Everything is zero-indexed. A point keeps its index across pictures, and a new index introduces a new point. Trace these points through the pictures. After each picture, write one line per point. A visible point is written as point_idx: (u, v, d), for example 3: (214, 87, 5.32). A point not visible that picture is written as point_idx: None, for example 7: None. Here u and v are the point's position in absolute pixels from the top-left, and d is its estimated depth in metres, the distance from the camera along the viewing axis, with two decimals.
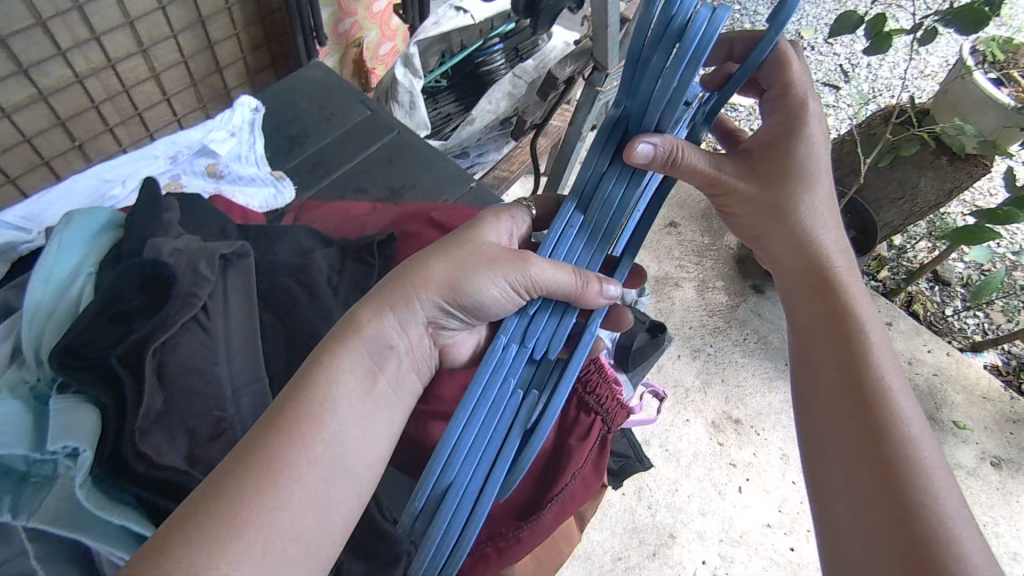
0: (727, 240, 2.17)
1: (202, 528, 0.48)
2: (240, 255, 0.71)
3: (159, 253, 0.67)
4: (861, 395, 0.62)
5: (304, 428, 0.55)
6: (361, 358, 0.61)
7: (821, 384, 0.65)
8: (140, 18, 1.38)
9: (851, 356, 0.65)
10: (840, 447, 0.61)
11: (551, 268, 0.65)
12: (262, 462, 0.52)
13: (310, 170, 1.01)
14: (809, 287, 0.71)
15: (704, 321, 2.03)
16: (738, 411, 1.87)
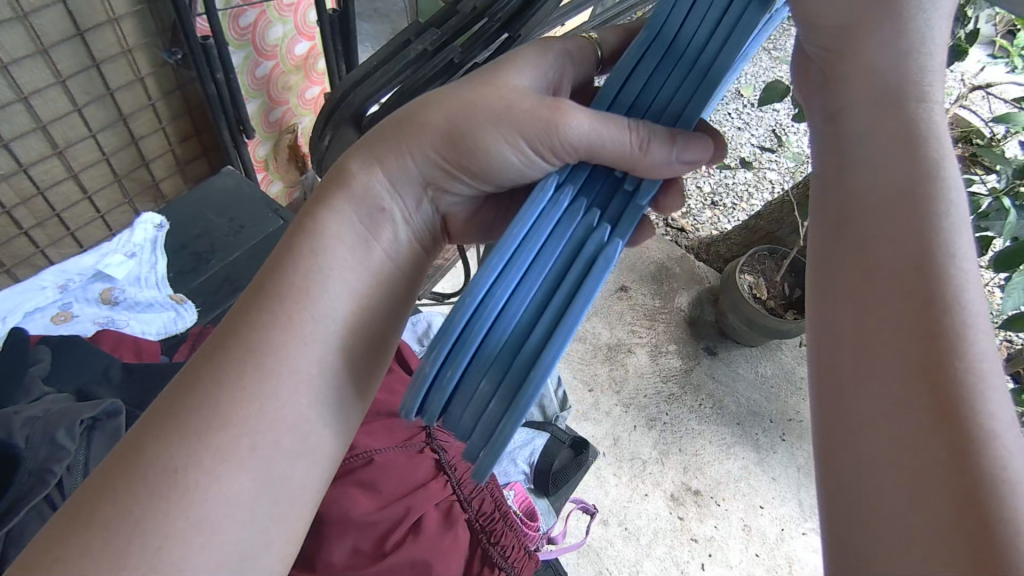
0: (678, 301, 2.15)
1: (182, 424, 0.48)
2: (111, 413, 0.66)
3: (10, 424, 0.61)
4: (936, 333, 0.40)
5: (289, 305, 0.52)
6: (349, 222, 0.55)
7: (889, 290, 0.42)
8: (53, 122, 1.34)
9: (920, 270, 0.41)
10: (896, 413, 0.39)
11: (589, 116, 0.47)
12: (247, 346, 0.50)
13: (215, 288, 0.98)
14: (864, 163, 0.46)
15: (659, 388, 1.97)
16: (697, 481, 1.81)
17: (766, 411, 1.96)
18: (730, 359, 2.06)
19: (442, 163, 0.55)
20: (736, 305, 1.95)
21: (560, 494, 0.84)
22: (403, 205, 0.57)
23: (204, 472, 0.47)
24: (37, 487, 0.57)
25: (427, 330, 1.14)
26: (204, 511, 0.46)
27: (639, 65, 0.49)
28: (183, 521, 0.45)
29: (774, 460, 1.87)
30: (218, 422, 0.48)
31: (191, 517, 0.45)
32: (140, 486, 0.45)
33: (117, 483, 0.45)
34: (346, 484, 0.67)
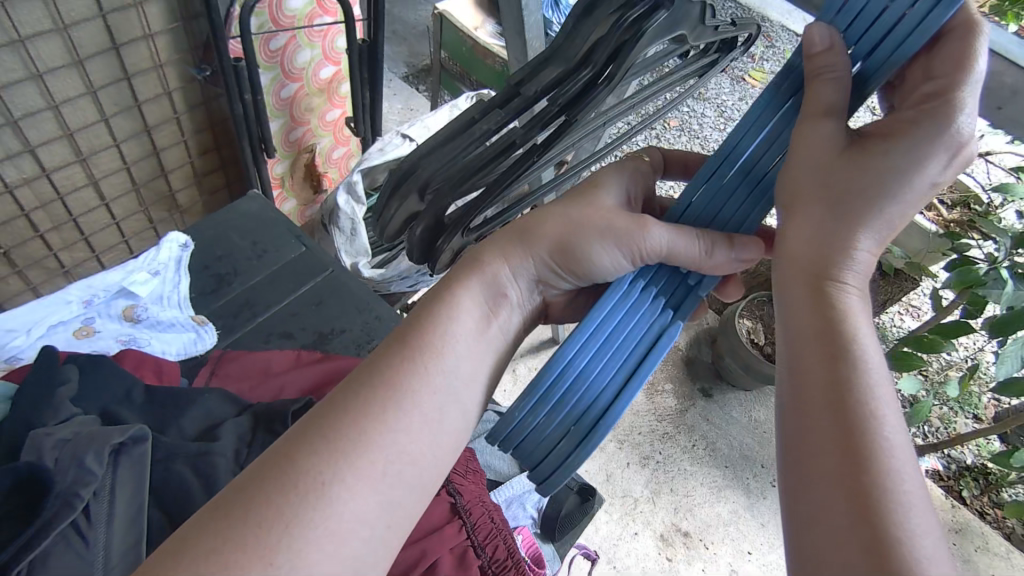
0: (676, 340, 2.18)
1: (331, 440, 0.49)
2: (137, 439, 0.67)
3: (41, 451, 0.62)
4: (861, 444, 0.45)
5: (424, 355, 0.54)
6: (476, 297, 0.58)
7: (812, 419, 0.47)
8: (80, 130, 1.36)
9: (846, 387, 0.46)
10: (830, 518, 0.44)
11: (668, 229, 0.54)
12: (391, 382, 0.52)
13: (235, 312, 0.99)
14: (799, 283, 0.51)
15: (653, 426, 1.99)
16: (687, 522, 1.82)
17: (757, 455, 1.98)
18: (724, 402, 2.08)
19: (548, 263, 0.60)
20: (734, 349, 1.98)
21: (564, 539, 0.85)
22: (520, 295, 0.61)
23: (345, 487, 0.47)
24: (67, 510, 0.57)
25: None
26: (340, 527, 0.46)
27: (710, 177, 0.57)
28: (324, 532, 0.46)
29: (763, 505, 1.88)
30: (366, 446, 0.49)
31: (331, 530, 0.46)
32: (289, 492, 0.46)
33: (262, 487, 0.46)
34: None
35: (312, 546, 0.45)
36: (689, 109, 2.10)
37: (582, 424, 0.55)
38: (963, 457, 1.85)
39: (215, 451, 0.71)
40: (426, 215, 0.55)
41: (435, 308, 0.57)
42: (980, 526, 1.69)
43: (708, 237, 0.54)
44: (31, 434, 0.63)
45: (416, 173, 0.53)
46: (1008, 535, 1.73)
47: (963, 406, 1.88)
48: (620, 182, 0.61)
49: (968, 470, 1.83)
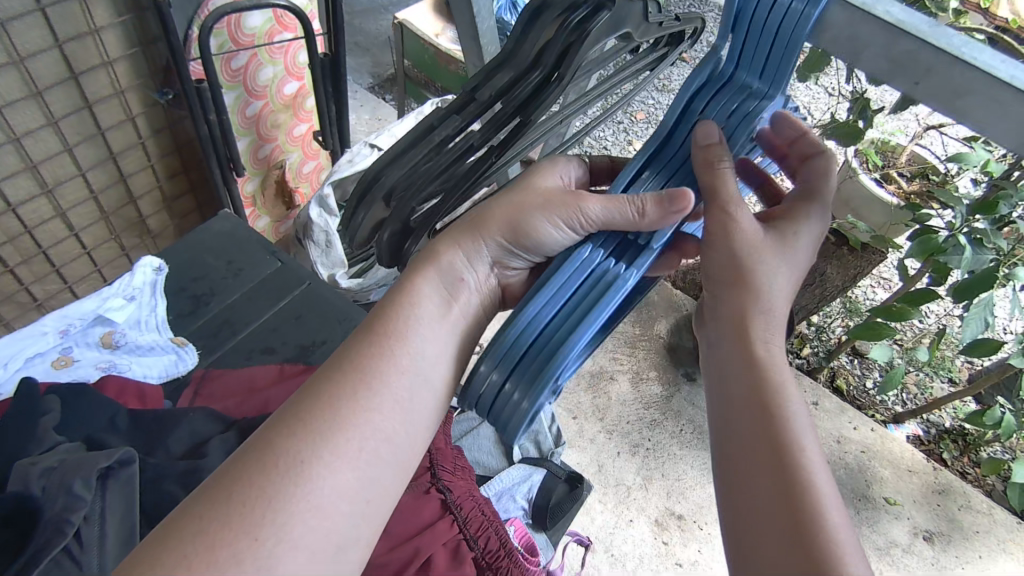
0: (657, 329, 2.21)
1: (304, 422, 0.51)
2: (125, 462, 0.67)
3: (27, 480, 0.62)
4: (787, 465, 0.51)
5: (390, 340, 0.56)
6: (434, 284, 0.60)
7: (741, 434, 0.54)
8: (44, 162, 1.35)
9: (769, 416, 0.53)
10: (762, 517, 0.50)
11: (602, 201, 0.56)
12: (358, 368, 0.55)
13: (215, 331, 0.99)
14: (725, 329, 0.58)
15: (641, 414, 2.02)
16: (680, 506, 1.85)
17: None
18: None
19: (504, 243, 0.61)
20: None
21: (556, 527, 0.86)
22: (477, 280, 0.63)
23: (323, 465, 0.50)
24: (57, 536, 0.58)
25: None
26: (318, 506, 0.49)
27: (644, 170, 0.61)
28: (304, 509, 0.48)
29: None
30: (338, 426, 0.51)
31: (310, 505, 0.48)
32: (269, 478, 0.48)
33: (241, 473, 0.48)
34: None
35: (292, 524, 0.47)
36: (652, 102, 2.15)
37: (535, 376, 0.52)
38: (941, 421, 1.91)
39: (204, 467, 0.71)
40: (393, 221, 0.56)
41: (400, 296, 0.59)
42: (962, 486, 1.74)
43: (638, 199, 0.54)
44: (17, 466, 0.63)
45: (379, 182, 0.55)
46: (989, 492, 1.79)
47: (937, 370, 1.94)
48: (557, 169, 0.65)
49: (947, 432, 1.89)
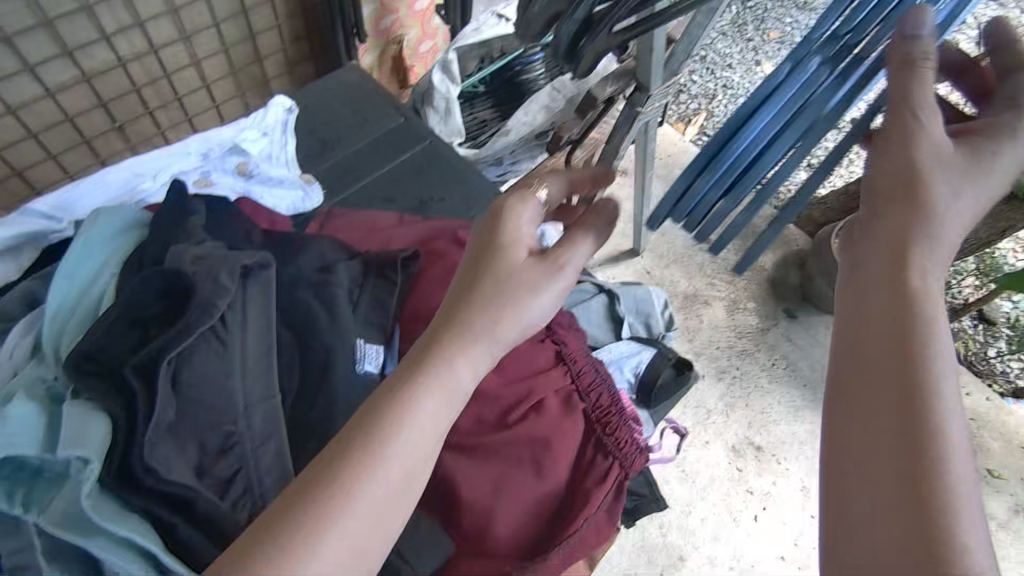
0: (762, 261, 2.07)
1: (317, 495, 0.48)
2: (262, 266, 0.70)
3: (181, 262, 0.65)
4: (924, 432, 0.45)
5: (402, 404, 0.52)
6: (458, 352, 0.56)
7: (871, 340, 0.49)
8: (184, 7, 1.38)
9: (915, 373, 0.47)
10: (878, 428, 0.46)
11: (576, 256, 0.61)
12: (394, 402, 0.52)
13: (339, 175, 1.01)
14: (884, 249, 0.52)
15: (732, 341, 1.94)
16: (761, 437, 1.80)
17: None
18: (809, 324, 1.97)
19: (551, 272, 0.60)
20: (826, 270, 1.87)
21: (661, 408, 0.85)
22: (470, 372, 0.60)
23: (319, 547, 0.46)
24: (204, 319, 0.62)
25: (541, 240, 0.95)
26: (354, 542, 0.48)
27: None
28: (344, 548, 0.47)
29: None
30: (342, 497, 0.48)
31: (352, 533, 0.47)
32: (313, 523, 0.47)
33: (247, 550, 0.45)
34: None
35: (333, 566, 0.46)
36: None
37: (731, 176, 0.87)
38: None
39: (332, 282, 0.74)
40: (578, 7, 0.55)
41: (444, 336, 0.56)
42: None
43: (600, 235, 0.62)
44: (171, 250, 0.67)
45: None
46: None
47: None
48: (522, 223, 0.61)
49: None
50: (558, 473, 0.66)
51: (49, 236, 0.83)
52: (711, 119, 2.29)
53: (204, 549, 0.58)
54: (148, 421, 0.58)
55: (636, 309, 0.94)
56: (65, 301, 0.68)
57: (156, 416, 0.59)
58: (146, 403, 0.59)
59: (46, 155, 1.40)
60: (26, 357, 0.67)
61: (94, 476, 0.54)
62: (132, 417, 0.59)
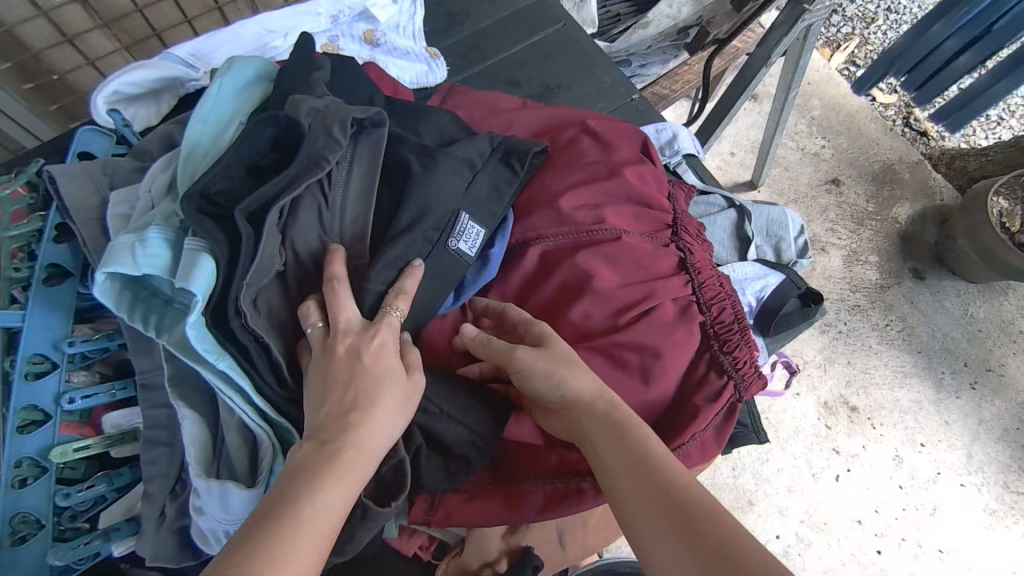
0: (896, 211, 1.81)
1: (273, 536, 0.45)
2: (375, 124, 0.63)
3: (297, 110, 0.61)
4: (671, 501, 0.50)
5: (348, 438, 0.52)
6: (393, 389, 0.55)
7: (608, 460, 0.55)
8: None
9: (642, 457, 0.54)
10: (655, 523, 0.49)
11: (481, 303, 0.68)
12: (336, 452, 0.51)
13: (465, 52, 0.96)
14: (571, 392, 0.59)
15: (845, 296, 1.71)
16: (857, 398, 1.60)
17: (963, 352, 1.67)
18: (936, 288, 1.73)
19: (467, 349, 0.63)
20: (974, 230, 1.64)
21: (784, 324, 0.77)
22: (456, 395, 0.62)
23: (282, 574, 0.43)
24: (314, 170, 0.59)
25: (671, 142, 0.88)
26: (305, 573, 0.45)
27: None
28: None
29: (953, 405, 1.61)
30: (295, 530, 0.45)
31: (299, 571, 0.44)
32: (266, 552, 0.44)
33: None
34: (589, 256, 0.68)
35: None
36: None
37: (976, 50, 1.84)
38: None
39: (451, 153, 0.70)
40: None
41: (364, 390, 0.54)
42: None
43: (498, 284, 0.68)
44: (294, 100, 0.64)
45: None
46: None
47: None
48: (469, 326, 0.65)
49: None
50: (661, 386, 0.63)
51: (187, 83, 0.84)
52: (863, 48, 2.04)
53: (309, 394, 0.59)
54: (249, 265, 0.55)
55: (767, 231, 0.88)
56: (201, 141, 0.67)
57: (256, 265, 0.56)
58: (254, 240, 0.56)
59: (182, 17, 1.40)
60: (162, 193, 0.66)
61: (200, 309, 0.54)
62: (234, 263, 0.56)
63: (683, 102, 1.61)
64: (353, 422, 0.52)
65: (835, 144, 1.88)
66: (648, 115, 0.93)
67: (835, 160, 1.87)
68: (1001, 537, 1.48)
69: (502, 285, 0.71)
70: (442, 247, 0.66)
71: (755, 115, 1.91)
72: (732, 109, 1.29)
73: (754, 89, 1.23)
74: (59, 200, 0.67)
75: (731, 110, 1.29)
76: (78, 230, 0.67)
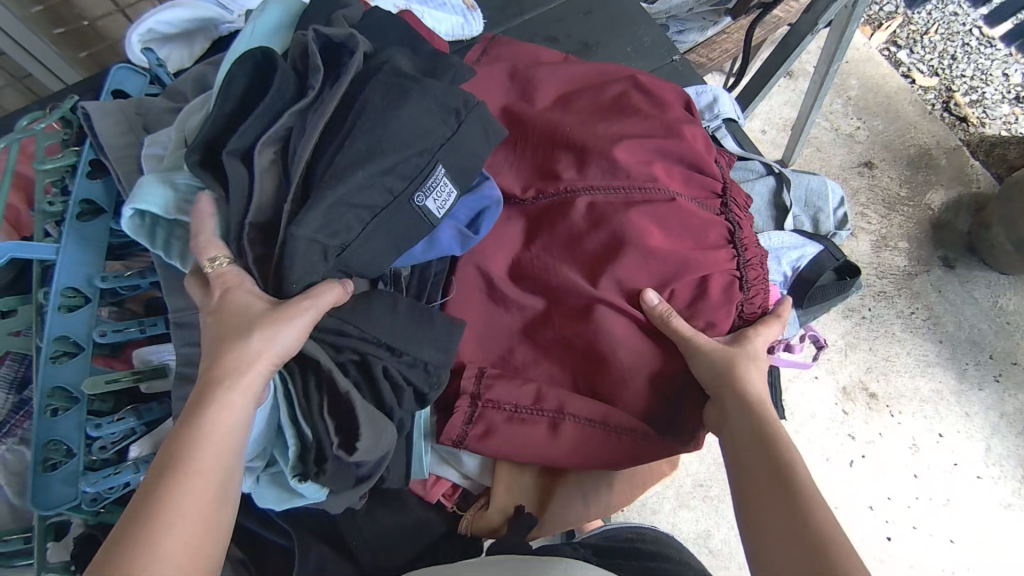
0: (930, 198, 1.76)
1: (149, 497, 0.47)
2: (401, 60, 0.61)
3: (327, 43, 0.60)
4: (794, 498, 0.54)
5: (224, 384, 0.51)
6: (275, 322, 0.53)
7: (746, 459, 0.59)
8: None
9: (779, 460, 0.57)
10: (773, 513, 0.55)
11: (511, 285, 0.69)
12: (208, 397, 0.51)
13: (502, 7, 0.94)
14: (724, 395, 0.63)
15: (870, 281, 1.67)
16: (878, 385, 1.58)
17: (989, 345, 1.63)
18: (967, 277, 1.69)
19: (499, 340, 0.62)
20: (1010, 218, 1.59)
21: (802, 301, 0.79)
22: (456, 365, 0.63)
23: (159, 534, 0.45)
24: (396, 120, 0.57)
25: (711, 105, 0.86)
26: (190, 527, 0.47)
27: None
28: (187, 535, 0.46)
29: (975, 397, 1.58)
30: (168, 488, 0.47)
31: (193, 516, 0.47)
32: (150, 514, 0.46)
33: (106, 554, 0.44)
34: (640, 214, 0.67)
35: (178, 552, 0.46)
36: None
37: None
38: None
39: None
40: None
41: (234, 330, 0.53)
42: None
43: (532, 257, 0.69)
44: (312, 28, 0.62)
45: None
46: None
47: None
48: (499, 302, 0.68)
49: None
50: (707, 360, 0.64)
51: (221, 25, 0.82)
52: (907, 27, 1.97)
53: (343, 331, 0.60)
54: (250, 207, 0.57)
55: (804, 201, 0.87)
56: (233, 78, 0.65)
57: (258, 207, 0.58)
58: (294, 199, 0.57)
59: None
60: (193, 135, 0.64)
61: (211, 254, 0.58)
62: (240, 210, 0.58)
63: (716, 74, 1.56)
64: (225, 366, 0.52)
65: (871, 126, 1.83)
66: (689, 77, 0.91)
67: (869, 142, 1.81)
68: (1016, 530, 1.46)
69: (549, 233, 0.69)
70: (405, 201, 0.60)
71: (789, 93, 1.86)
72: (768, 81, 1.26)
73: (794, 61, 1.20)
74: (94, 137, 0.67)
75: (767, 83, 1.25)
76: (111, 166, 0.66)
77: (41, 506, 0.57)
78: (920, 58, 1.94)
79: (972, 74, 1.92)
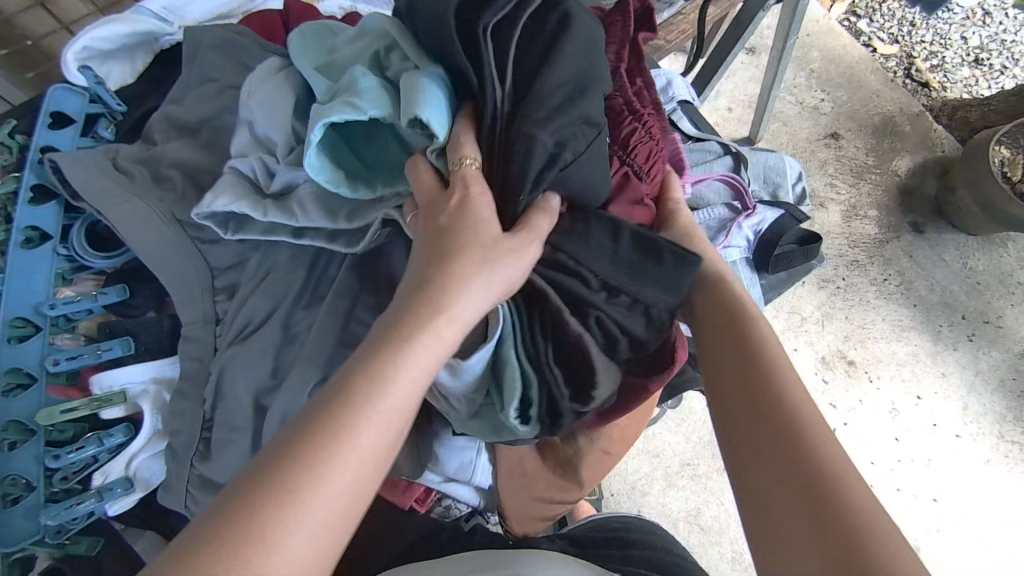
0: (896, 164, 1.78)
1: (300, 453, 0.40)
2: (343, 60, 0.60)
3: None
4: (777, 407, 0.53)
5: (411, 347, 0.46)
6: (456, 293, 0.49)
7: (732, 376, 0.58)
8: None
9: (763, 373, 0.56)
10: (757, 425, 0.53)
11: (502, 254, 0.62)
12: (388, 360, 0.45)
13: None
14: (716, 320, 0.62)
15: (843, 250, 1.69)
16: (856, 352, 1.60)
17: (961, 305, 1.66)
18: (936, 240, 1.71)
19: (581, 287, 0.58)
20: (974, 180, 1.61)
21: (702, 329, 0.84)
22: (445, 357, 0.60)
23: (306, 502, 0.39)
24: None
25: (665, 88, 0.86)
26: (336, 501, 0.40)
27: None
28: (330, 509, 0.40)
29: (950, 358, 1.61)
30: (323, 450, 0.40)
31: (345, 486, 0.41)
32: (297, 472, 0.39)
33: (235, 509, 0.38)
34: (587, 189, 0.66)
35: (315, 525, 0.39)
36: None
37: None
38: None
39: None
40: None
41: (433, 288, 0.49)
42: None
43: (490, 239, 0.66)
44: None
45: None
46: None
47: None
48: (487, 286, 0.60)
49: None
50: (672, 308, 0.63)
51: (163, 38, 0.83)
52: None
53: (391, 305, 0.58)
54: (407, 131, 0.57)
55: (764, 176, 0.87)
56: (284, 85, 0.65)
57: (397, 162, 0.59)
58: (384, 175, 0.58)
59: None
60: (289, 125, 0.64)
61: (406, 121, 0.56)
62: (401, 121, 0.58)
63: (678, 55, 1.56)
64: (404, 326, 0.47)
65: (835, 97, 1.84)
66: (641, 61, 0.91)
67: (834, 113, 1.83)
68: (996, 484, 1.49)
69: None
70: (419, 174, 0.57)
71: (752, 69, 1.86)
72: (727, 58, 1.27)
73: (750, 38, 1.21)
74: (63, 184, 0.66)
75: (726, 61, 1.25)
76: (93, 210, 0.65)
77: (3, 543, 0.57)
78: (879, 27, 1.95)
79: (931, 40, 1.94)
